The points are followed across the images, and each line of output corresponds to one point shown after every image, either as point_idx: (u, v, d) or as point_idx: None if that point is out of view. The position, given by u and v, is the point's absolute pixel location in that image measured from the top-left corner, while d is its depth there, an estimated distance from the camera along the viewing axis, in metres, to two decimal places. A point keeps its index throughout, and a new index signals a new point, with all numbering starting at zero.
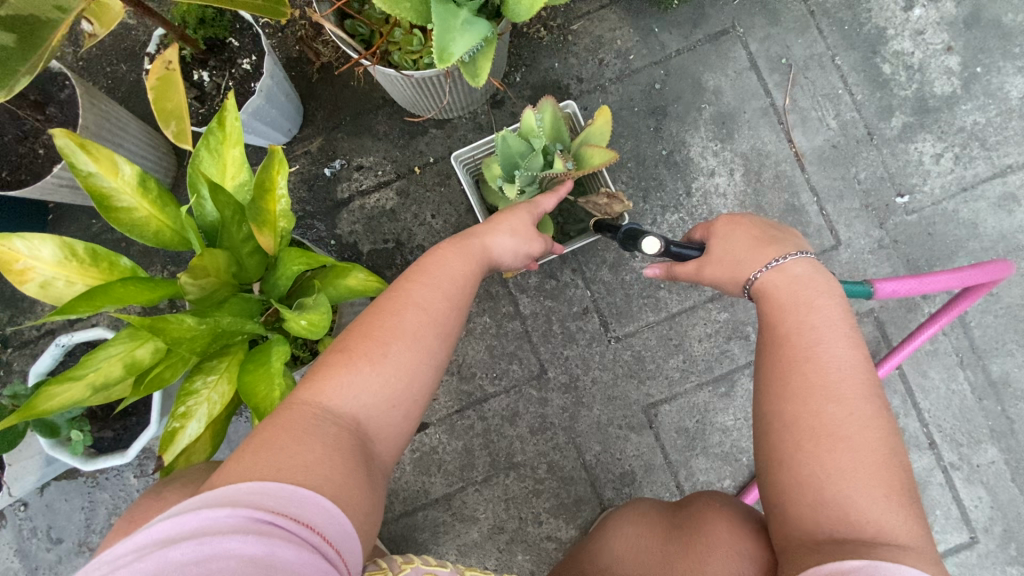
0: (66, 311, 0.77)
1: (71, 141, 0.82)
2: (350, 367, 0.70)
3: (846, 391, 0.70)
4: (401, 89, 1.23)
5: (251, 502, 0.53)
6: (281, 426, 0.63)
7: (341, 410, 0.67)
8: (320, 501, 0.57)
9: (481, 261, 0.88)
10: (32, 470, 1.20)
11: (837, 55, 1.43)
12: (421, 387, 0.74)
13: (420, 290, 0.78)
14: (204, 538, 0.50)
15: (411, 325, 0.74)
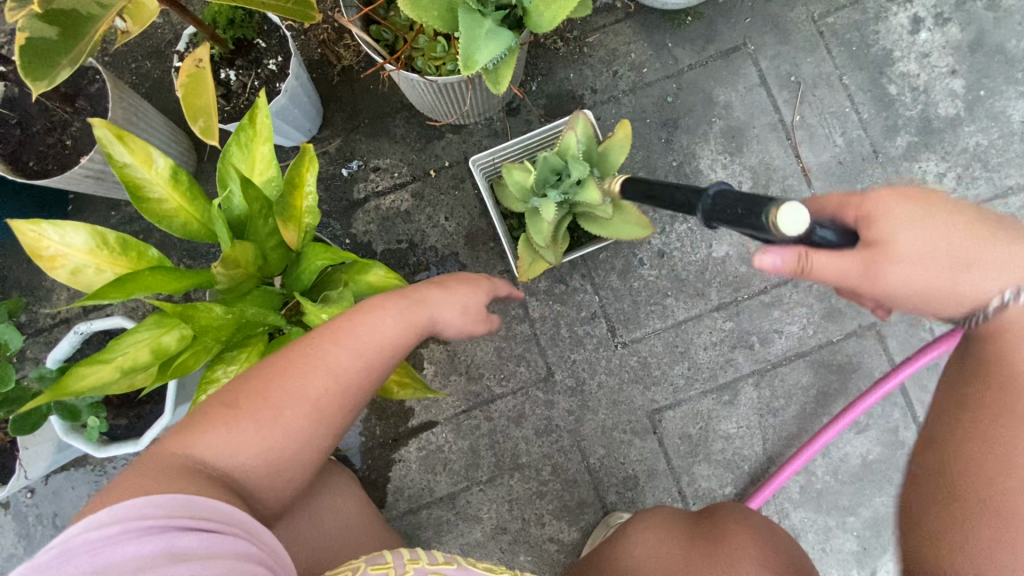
0: (98, 297, 0.80)
1: (109, 132, 0.85)
2: (232, 426, 0.70)
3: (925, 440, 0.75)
4: (421, 94, 1.27)
5: (147, 513, 0.59)
6: (146, 476, 0.63)
7: (217, 467, 0.68)
8: (215, 509, 0.62)
9: (421, 328, 0.85)
10: (44, 456, 1.21)
11: (844, 74, 1.46)
12: (313, 447, 0.75)
13: (334, 351, 0.76)
14: (96, 548, 0.56)
15: (317, 389, 0.74)
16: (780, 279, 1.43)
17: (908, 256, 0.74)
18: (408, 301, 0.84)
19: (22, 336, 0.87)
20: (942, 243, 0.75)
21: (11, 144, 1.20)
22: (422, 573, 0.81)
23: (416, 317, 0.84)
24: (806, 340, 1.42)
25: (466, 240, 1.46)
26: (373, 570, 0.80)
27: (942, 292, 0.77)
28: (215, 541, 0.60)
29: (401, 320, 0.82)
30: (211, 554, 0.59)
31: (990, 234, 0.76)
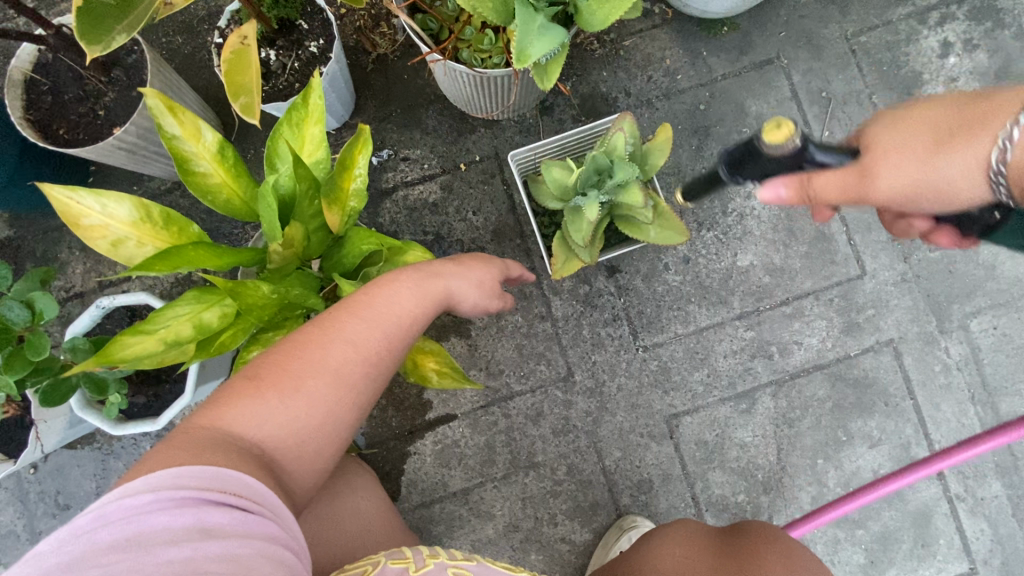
0: (144, 270, 0.77)
1: (160, 103, 0.83)
2: (256, 398, 0.66)
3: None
4: (461, 86, 1.25)
5: (177, 484, 0.55)
6: (168, 450, 0.59)
7: (243, 438, 0.64)
8: (243, 480, 0.59)
9: (437, 301, 0.82)
10: (56, 431, 1.17)
11: (874, 93, 1.49)
12: (339, 422, 0.71)
13: (356, 322, 0.73)
14: (128, 517, 0.53)
15: (342, 360, 0.71)
16: (802, 291, 1.45)
17: (893, 168, 0.89)
18: (418, 275, 0.81)
19: (58, 308, 0.85)
20: (922, 139, 0.88)
21: (42, 111, 1.17)
22: (441, 566, 0.76)
23: (434, 288, 0.82)
24: (825, 353, 1.44)
25: (493, 236, 1.45)
26: (393, 564, 0.75)
27: (940, 178, 0.86)
28: (248, 520, 0.57)
29: (422, 293, 0.80)
30: (243, 534, 0.56)
31: (967, 133, 0.83)
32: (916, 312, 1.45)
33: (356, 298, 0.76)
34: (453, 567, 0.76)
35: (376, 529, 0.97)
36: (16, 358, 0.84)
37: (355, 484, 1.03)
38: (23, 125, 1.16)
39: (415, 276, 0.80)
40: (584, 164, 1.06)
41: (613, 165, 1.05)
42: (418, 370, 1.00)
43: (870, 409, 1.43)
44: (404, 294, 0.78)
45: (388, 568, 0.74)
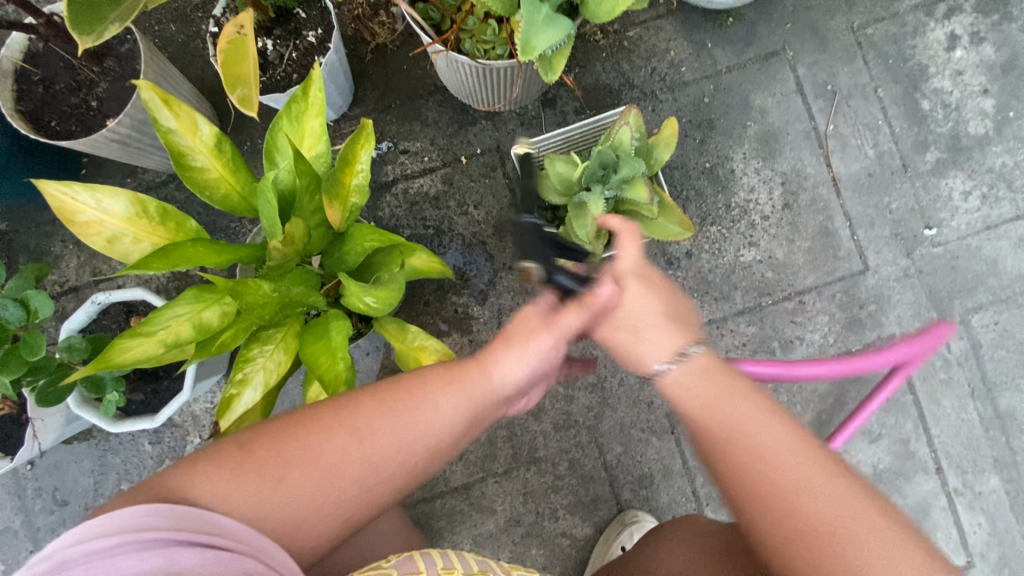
0: (140, 268, 0.76)
1: (156, 96, 0.81)
2: (242, 473, 0.63)
3: (815, 474, 0.67)
4: (463, 78, 1.23)
5: (142, 525, 0.55)
6: (146, 496, 0.59)
7: (228, 503, 0.61)
8: (214, 522, 0.59)
9: (472, 396, 0.76)
10: (53, 429, 1.16)
11: (880, 86, 1.47)
12: (338, 505, 0.67)
13: (374, 420, 0.69)
14: (94, 561, 0.53)
15: (352, 460, 0.67)
16: (805, 286, 1.44)
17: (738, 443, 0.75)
18: (619, 227, 0.87)
19: (54, 306, 0.83)
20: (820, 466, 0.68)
21: (32, 101, 1.14)
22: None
23: (480, 385, 0.77)
24: (826, 349, 1.44)
25: (494, 230, 1.43)
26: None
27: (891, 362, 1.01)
28: (217, 557, 0.56)
29: (661, 303, 0.81)
30: (212, 573, 0.55)
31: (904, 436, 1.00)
32: (918, 308, 1.45)
33: (389, 387, 0.73)
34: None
35: (385, 536, 0.95)
36: (12, 357, 0.82)
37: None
38: (13, 116, 1.13)
39: (620, 219, 0.87)
40: (591, 158, 1.04)
41: (619, 159, 1.04)
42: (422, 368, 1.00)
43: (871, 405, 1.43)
44: (653, 296, 0.82)
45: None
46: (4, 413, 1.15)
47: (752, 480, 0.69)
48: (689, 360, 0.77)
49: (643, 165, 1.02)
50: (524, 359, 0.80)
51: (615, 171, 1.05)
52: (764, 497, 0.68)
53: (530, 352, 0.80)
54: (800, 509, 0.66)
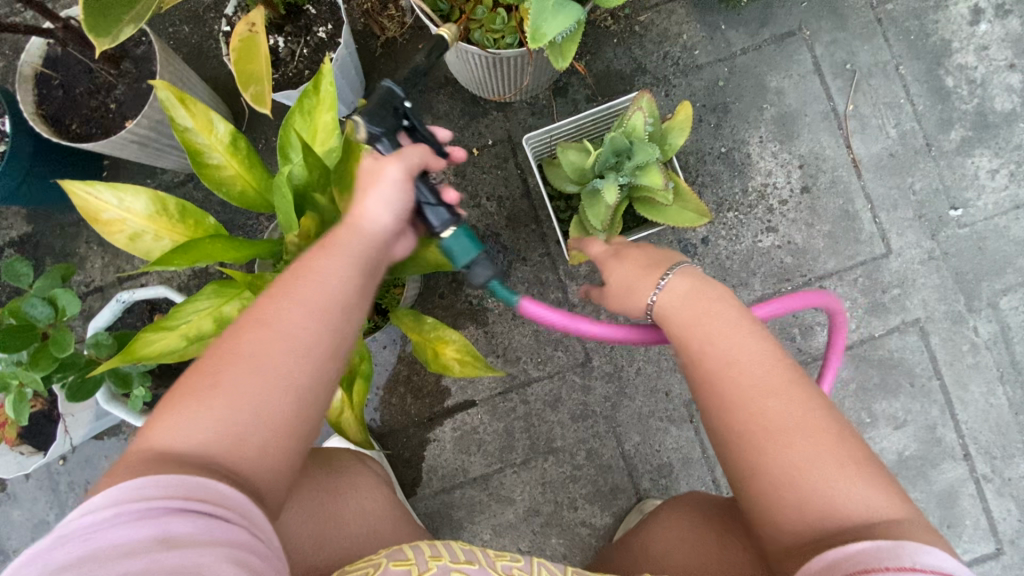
0: (162, 264, 0.77)
1: (171, 95, 0.83)
2: (175, 407, 0.59)
3: (779, 381, 0.72)
4: (473, 69, 1.23)
5: (129, 500, 0.52)
6: (112, 480, 0.55)
7: (172, 452, 0.58)
8: (189, 481, 0.55)
9: (374, 242, 0.74)
10: (84, 424, 1.19)
11: (901, 64, 1.43)
12: (275, 415, 0.62)
13: (278, 302, 0.64)
14: (89, 534, 0.50)
15: (264, 352, 0.62)
16: (825, 271, 1.41)
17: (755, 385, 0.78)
18: (600, 256, 1.00)
19: (80, 303, 0.85)
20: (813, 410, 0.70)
21: (54, 105, 1.17)
22: (443, 569, 0.74)
23: (359, 237, 0.73)
24: (848, 334, 1.41)
25: (507, 222, 1.43)
26: (394, 566, 0.74)
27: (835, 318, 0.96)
28: (213, 527, 0.53)
29: (641, 258, 0.94)
30: (209, 542, 0.52)
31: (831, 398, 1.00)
32: (944, 291, 1.41)
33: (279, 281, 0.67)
34: (455, 571, 0.74)
35: (385, 530, 0.95)
36: (42, 355, 0.84)
37: (359, 484, 1.02)
38: (36, 120, 1.15)
39: (602, 249, 0.99)
40: (602, 145, 1.02)
41: (632, 145, 1.03)
42: (438, 360, 1.00)
43: (895, 391, 1.40)
44: (626, 258, 0.95)
45: (390, 570, 0.73)
46: (37, 410, 1.19)
47: (723, 382, 0.74)
48: (677, 273, 0.86)
49: (657, 150, 1.01)
50: (388, 200, 0.75)
51: (628, 158, 1.04)
52: (730, 397, 0.73)
53: (393, 191, 0.75)
54: (758, 408, 0.71)
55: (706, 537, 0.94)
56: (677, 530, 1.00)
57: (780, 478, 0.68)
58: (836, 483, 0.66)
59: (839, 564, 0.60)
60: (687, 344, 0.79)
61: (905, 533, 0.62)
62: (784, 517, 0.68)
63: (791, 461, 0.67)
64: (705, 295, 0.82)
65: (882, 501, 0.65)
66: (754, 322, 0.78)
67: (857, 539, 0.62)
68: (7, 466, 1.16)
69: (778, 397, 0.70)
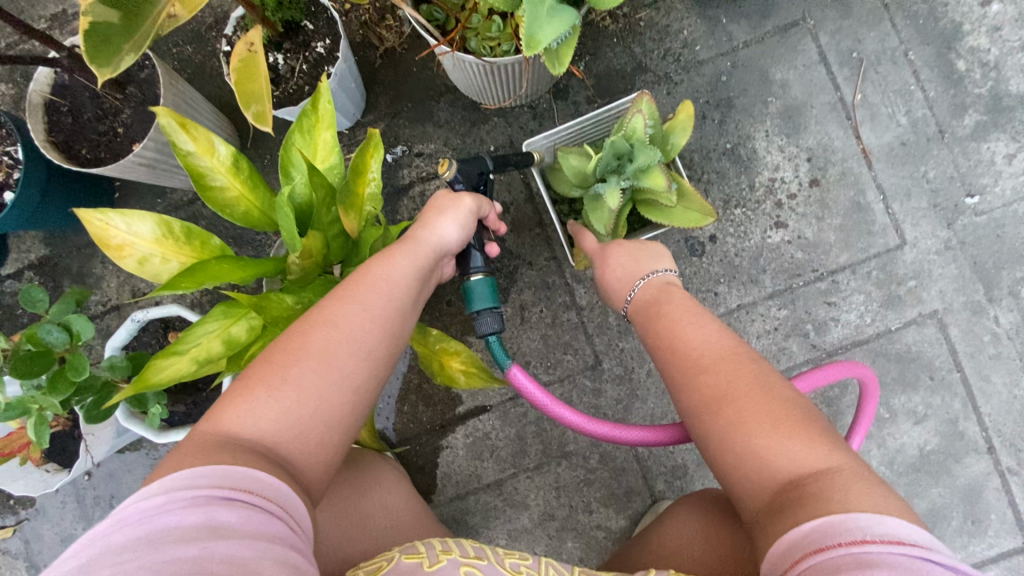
0: (170, 288, 0.78)
1: (173, 121, 0.83)
2: (246, 396, 0.65)
3: (717, 358, 0.79)
4: (471, 77, 1.22)
5: (186, 484, 0.55)
6: (180, 457, 0.59)
7: (241, 438, 0.63)
8: (251, 471, 0.59)
9: (428, 258, 0.86)
10: (105, 441, 1.22)
11: (910, 50, 1.39)
12: (335, 407, 0.69)
13: (345, 309, 0.73)
14: (144, 519, 0.52)
15: (335, 347, 0.70)
16: (838, 265, 1.39)
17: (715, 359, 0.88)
18: (592, 254, 1.13)
19: (94, 327, 0.88)
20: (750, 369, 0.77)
21: (64, 132, 1.19)
22: (454, 564, 0.74)
23: (422, 250, 0.85)
24: (864, 329, 1.38)
25: (513, 227, 1.43)
26: (407, 559, 0.75)
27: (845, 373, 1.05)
28: (258, 521, 0.56)
29: (625, 262, 1.07)
30: (250, 535, 0.54)
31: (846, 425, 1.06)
32: (962, 281, 1.37)
33: (347, 284, 0.77)
34: (465, 565, 0.74)
35: (406, 523, 0.96)
36: (59, 379, 0.86)
37: (383, 480, 1.03)
38: (47, 147, 1.18)
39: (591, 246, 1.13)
40: (602, 148, 1.01)
41: (632, 148, 1.02)
42: (445, 372, 1.02)
43: (915, 384, 1.37)
44: (614, 260, 1.08)
45: (402, 563, 0.73)
46: (60, 428, 1.22)
47: (673, 365, 0.84)
48: (642, 285, 1.03)
49: (657, 152, 1.00)
50: (458, 222, 0.90)
51: (630, 161, 1.03)
52: (679, 374, 0.82)
53: (461, 215, 0.90)
54: (696, 383, 0.79)
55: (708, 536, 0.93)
56: (679, 530, 1.00)
57: (719, 442, 0.73)
58: (769, 445, 0.69)
59: (798, 544, 0.59)
60: (655, 332, 0.91)
61: (836, 485, 0.63)
62: (736, 481, 0.72)
63: (723, 425, 0.73)
64: (663, 297, 0.96)
65: (817, 454, 0.67)
66: (708, 315, 0.89)
67: (800, 505, 0.63)
68: (34, 484, 1.19)
69: (708, 371, 0.78)
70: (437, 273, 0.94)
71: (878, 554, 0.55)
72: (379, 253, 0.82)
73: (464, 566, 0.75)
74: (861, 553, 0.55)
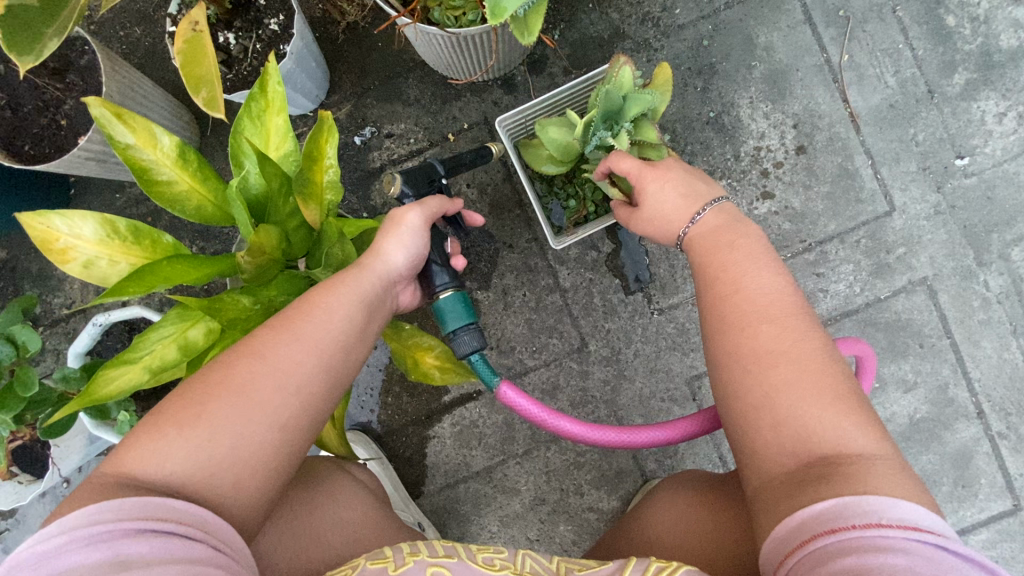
0: (117, 294, 0.71)
1: (106, 111, 0.77)
2: (155, 435, 0.61)
3: (782, 313, 0.75)
4: (437, 50, 1.15)
5: (85, 521, 0.53)
6: (79, 497, 0.56)
7: (144, 481, 0.59)
8: (161, 500, 0.56)
9: (376, 284, 0.80)
10: (76, 449, 1.16)
11: (898, 6, 1.33)
12: (257, 447, 0.64)
13: (274, 340, 0.68)
14: (41, 561, 0.51)
15: (257, 380, 0.65)
16: (826, 235, 1.35)
17: None
18: (632, 172, 0.94)
19: (41, 339, 0.83)
20: (812, 336, 0.73)
21: (3, 127, 1.11)
22: (420, 565, 0.71)
23: (370, 276, 0.80)
24: (853, 299, 1.35)
25: (491, 209, 1.37)
26: (372, 564, 0.71)
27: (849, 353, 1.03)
28: (169, 547, 0.54)
29: (683, 184, 0.93)
30: (161, 561, 0.52)
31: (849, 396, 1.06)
32: (952, 246, 1.34)
33: (285, 313, 0.72)
34: (433, 565, 0.71)
35: (367, 537, 0.87)
36: (10, 394, 0.82)
37: (338, 494, 0.92)
38: None
39: (634, 164, 0.94)
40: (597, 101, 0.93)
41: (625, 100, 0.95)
42: (419, 369, 1.00)
43: (904, 353, 1.35)
44: (671, 179, 0.93)
45: (367, 569, 0.70)
46: (26, 439, 1.17)
47: (724, 307, 0.78)
48: (713, 209, 0.90)
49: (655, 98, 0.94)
50: (404, 242, 0.85)
51: (624, 115, 0.97)
52: (729, 322, 0.77)
53: (408, 235, 0.86)
54: (750, 334, 0.74)
55: (690, 520, 0.90)
56: (664, 518, 0.94)
57: (759, 400, 0.70)
58: (817, 417, 0.67)
59: (809, 524, 0.60)
60: (701, 273, 0.84)
61: (872, 470, 0.62)
62: (762, 441, 0.70)
63: (774, 386, 0.70)
64: (736, 231, 0.86)
65: (865, 439, 0.66)
66: (772, 258, 0.81)
67: (821, 482, 0.62)
68: (5, 497, 1.15)
69: (772, 324, 0.74)
70: (392, 307, 0.87)
71: (892, 538, 0.56)
72: (324, 280, 0.77)
73: (432, 567, 0.71)
74: (877, 537, 0.56)
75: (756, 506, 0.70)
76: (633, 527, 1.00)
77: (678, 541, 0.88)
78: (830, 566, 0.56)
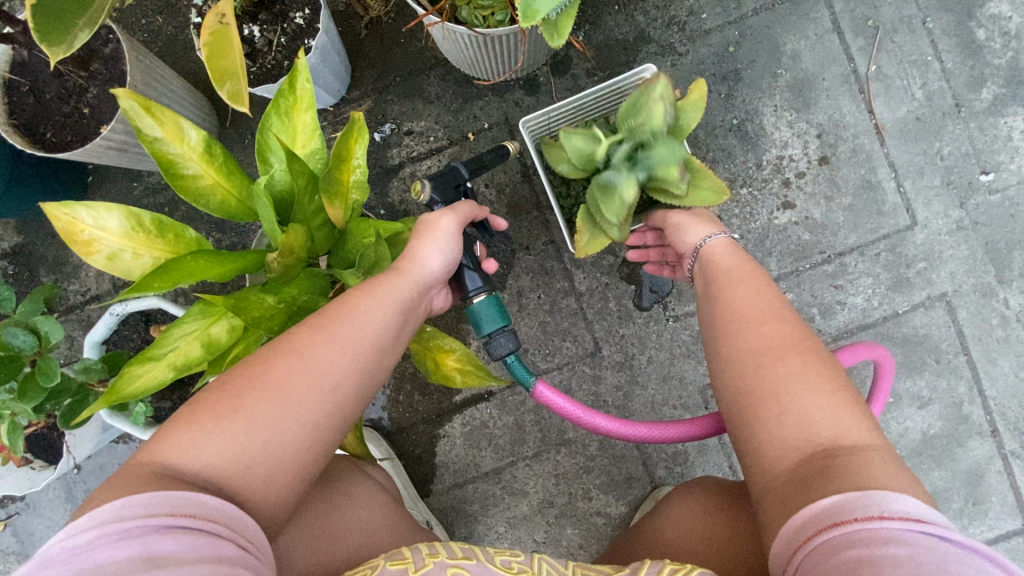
0: (142, 289, 0.71)
1: (136, 104, 0.76)
2: (192, 425, 0.61)
3: (776, 313, 0.76)
4: (462, 49, 1.14)
5: (114, 517, 0.53)
6: (112, 487, 0.56)
7: (179, 471, 0.59)
8: (192, 496, 0.56)
9: (411, 286, 0.80)
10: (90, 438, 1.17)
11: (928, 17, 1.32)
12: (289, 445, 0.64)
13: (312, 337, 0.68)
14: (69, 558, 0.51)
15: (294, 378, 0.65)
16: (845, 247, 1.34)
17: None
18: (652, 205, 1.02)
19: (63, 330, 0.83)
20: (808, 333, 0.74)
21: (26, 114, 1.11)
22: (440, 566, 0.71)
23: (406, 279, 0.80)
24: (870, 313, 1.34)
25: (509, 209, 1.36)
26: (392, 566, 0.70)
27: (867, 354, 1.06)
28: (199, 545, 0.54)
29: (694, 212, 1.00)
30: (191, 559, 0.52)
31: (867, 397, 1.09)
32: (973, 262, 1.33)
33: (323, 312, 0.72)
34: (453, 567, 0.71)
35: (384, 538, 0.87)
36: (30, 384, 0.82)
37: (355, 494, 0.92)
38: (8, 131, 1.10)
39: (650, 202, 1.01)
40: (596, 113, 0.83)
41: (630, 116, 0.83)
42: (440, 371, 0.99)
43: (920, 368, 1.34)
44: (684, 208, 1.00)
45: (386, 570, 0.69)
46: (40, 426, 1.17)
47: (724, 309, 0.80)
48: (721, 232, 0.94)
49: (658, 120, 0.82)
50: (438, 246, 0.86)
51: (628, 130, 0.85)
52: (729, 322, 0.78)
53: (442, 239, 0.86)
54: (751, 331, 0.75)
55: (699, 525, 0.90)
56: (674, 524, 0.95)
57: (763, 393, 0.70)
58: (820, 405, 0.67)
59: (813, 521, 0.59)
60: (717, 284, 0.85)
61: (872, 461, 0.62)
62: (769, 438, 0.69)
63: (779, 376, 0.70)
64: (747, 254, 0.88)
65: (860, 430, 0.66)
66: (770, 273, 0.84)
67: (828, 476, 0.61)
68: (18, 483, 1.15)
69: (773, 321, 0.75)
70: (423, 310, 0.87)
71: (897, 531, 0.55)
72: (362, 281, 0.77)
73: (452, 568, 0.71)
74: (880, 529, 0.55)
75: (761, 510, 0.69)
76: (643, 533, 1.00)
77: (688, 546, 0.89)
78: (837, 560, 0.55)
